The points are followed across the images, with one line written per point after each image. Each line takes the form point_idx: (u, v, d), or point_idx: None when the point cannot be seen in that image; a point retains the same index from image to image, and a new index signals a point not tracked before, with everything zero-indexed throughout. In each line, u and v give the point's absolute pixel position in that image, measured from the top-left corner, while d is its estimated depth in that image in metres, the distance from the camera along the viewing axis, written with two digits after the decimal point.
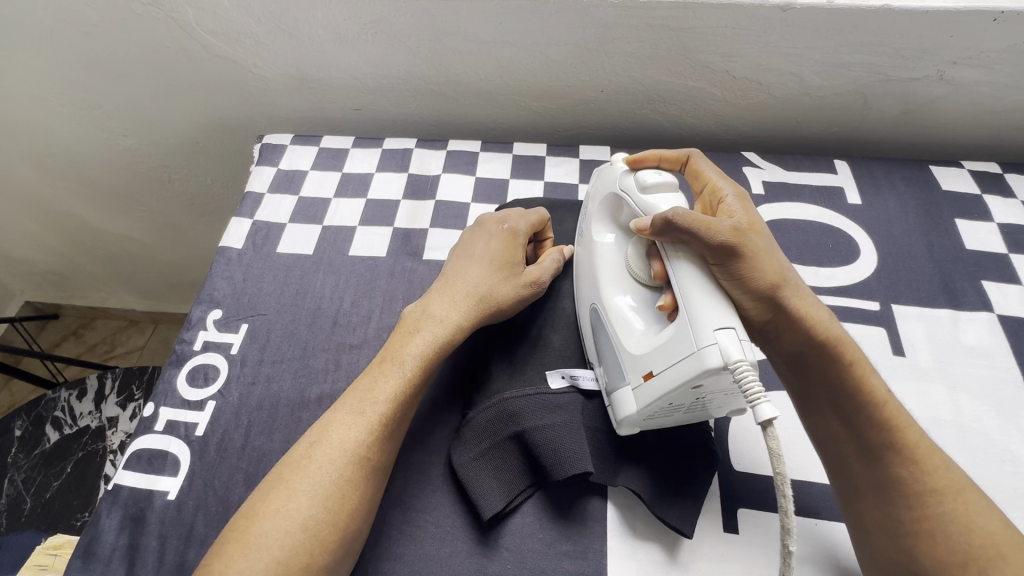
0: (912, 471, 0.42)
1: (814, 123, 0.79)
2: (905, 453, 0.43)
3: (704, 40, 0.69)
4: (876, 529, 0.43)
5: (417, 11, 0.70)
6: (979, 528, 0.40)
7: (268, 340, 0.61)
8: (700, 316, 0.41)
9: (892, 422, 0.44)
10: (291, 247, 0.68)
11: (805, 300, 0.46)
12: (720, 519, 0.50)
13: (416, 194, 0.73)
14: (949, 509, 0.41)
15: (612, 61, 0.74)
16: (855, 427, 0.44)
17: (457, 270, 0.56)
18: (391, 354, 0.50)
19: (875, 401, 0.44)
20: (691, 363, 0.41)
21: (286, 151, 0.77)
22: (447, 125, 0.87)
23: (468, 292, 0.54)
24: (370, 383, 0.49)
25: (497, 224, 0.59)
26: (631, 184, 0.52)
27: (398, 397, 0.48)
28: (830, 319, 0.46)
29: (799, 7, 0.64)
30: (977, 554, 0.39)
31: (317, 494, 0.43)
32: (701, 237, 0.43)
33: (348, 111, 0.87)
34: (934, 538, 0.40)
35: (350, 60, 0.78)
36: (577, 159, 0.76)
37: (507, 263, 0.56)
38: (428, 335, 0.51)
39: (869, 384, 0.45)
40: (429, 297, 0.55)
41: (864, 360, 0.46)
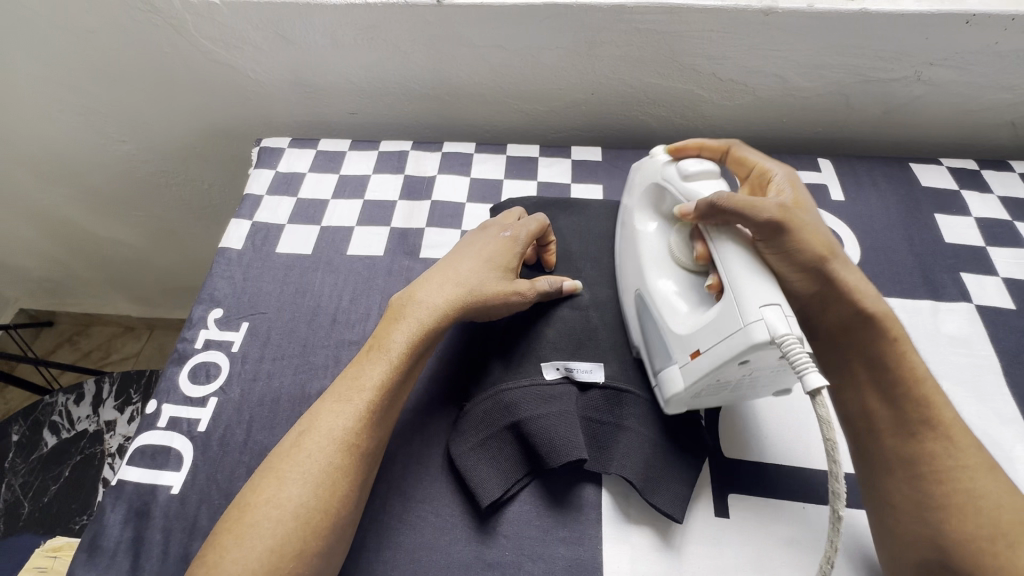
0: (946, 447, 0.45)
1: (797, 123, 0.81)
2: (940, 429, 0.45)
3: (690, 44, 0.72)
4: (902, 506, 0.45)
5: (411, 16, 0.71)
6: (1007, 506, 0.42)
7: (269, 337, 0.62)
8: (746, 293, 0.43)
9: (930, 399, 0.46)
10: (290, 246, 0.70)
11: (853, 277, 0.49)
12: (711, 504, 0.51)
13: (412, 195, 0.74)
14: (979, 486, 0.43)
15: (602, 64, 0.76)
16: (895, 399, 0.47)
17: (451, 264, 0.58)
18: (378, 342, 0.52)
19: (915, 375, 0.47)
20: (738, 339, 0.42)
21: (283, 154, 0.79)
22: (440, 127, 0.89)
23: (459, 282, 0.55)
24: (357, 372, 0.50)
25: (500, 230, 0.60)
26: (674, 174, 0.54)
27: (384, 384, 0.49)
28: (874, 295, 0.49)
29: (780, 11, 0.67)
30: (1004, 529, 0.41)
31: (308, 482, 0.44)
32: (748, 216, 0.46)
33: (343, 115, 0.88)
34: (963, 514, 0.42)
35: (346, 64, 0.79)
36: (568, 159, 0.77)
37: (500, 266, 0.57)
38: (413, 324, 0.52)
39: (907, 358, 0.47)
40: (420, 286, 0.56)
41: (905, 337, 0.48)
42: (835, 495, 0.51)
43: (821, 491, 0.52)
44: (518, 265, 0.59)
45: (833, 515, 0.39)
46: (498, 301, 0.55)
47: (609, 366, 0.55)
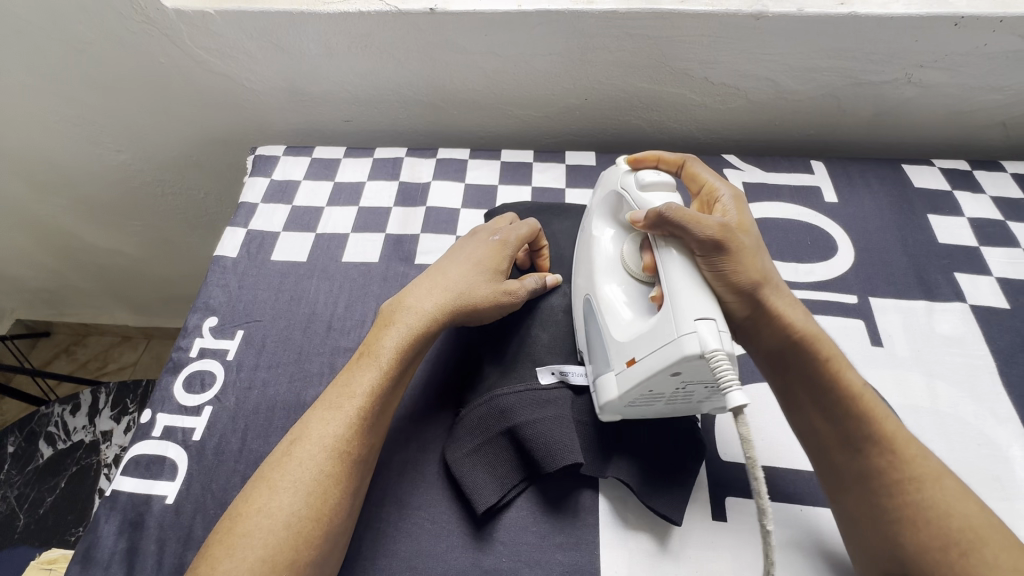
0: (891, 460, 0.44)
1: (790, 126, 0.82)
2: (883, 443, 0.45)
3: (682, 49, 0.72)
4: (863, 520, 0.45)
5: (405, 24, 0.72)
6: (959, 514, 0.41)
7: (264, 345, 0.62)
8: (683, 305, 0.43)
9: (873, 414, 0.46)
10: (285, 254, 0.70)
11: (784, 301, 0.49)
12: (709, 509, 0.51)
13: (407, 201, 0.74)
14: (928, 497, 0.42)
15: (595, 69, 0.76)
16: (839, 419, 0.46)
17: (442, 269, 0.58)
18: (369, 348, 0.52)
19: (853, 394, 0.46)
20: (670, 350, 0.42)
21: (278, 163, 0.79)
22: (436, 133, 0.89)
23: (449, 287, 0.55)
24: (347, 378, 0.50)
25: (491, 234, 0.61)
26: (630, 184, 0.53)
27: (375, 390, 0.49)
28: (807, 318, 0.49)
29: (771, 16, 0.67)
30: (957, 539, 0.40)
31: (299, 491, 0.44)
32: (691, 229, 0.46)
33: (339, 123, 0.89)
34: (915, 526, 0.42)
35: (340, 73, 0.80)
36: (563, 164, 0.77)
37: (491, 269, 0.57)
38: (404, 329, 0.52)
39: (845, 379, 0.47)
40: (406, 292, 0.56)
41: (842, 358, 0.48)
42: None
43: (818, 493, 0.52)
44: (509, 268, 0.59)
45: (762, 523, 0.39)
46: (490, 301, 0.55)
47: None
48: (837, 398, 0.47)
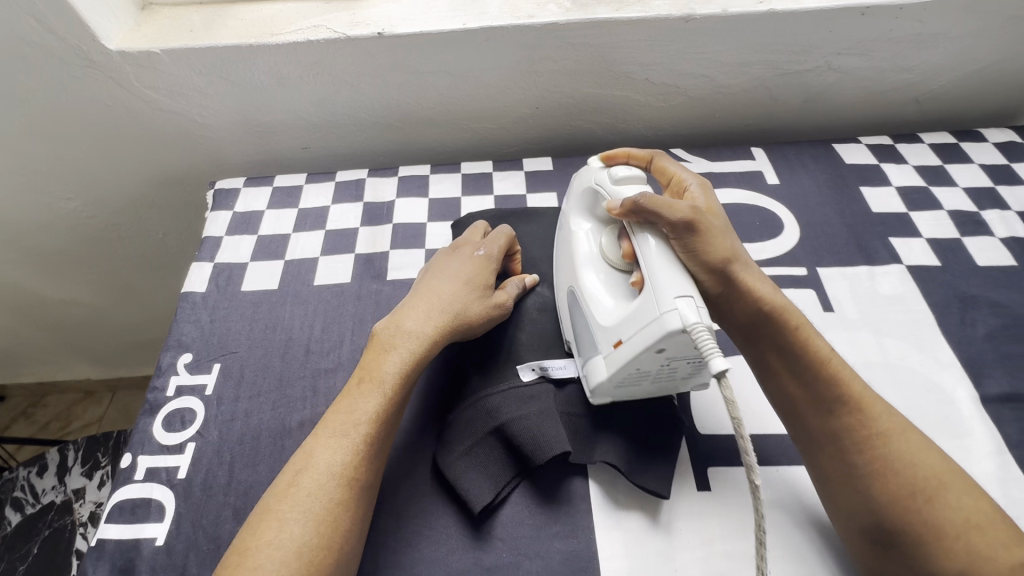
0: (859, 418, 0.48)
1: (730, 117, 0.87)
2: (852, 403, 0.48)
3: (622, 53, 0.77)
4: (837, 479, 0.48)
5: (356, 50, 0.75)
6: (922, 463, 0.46)
7: (243, 376, 0.62)
8: (664, 287, 0.46)
9: (841, 378, 0.49)
10: (256, 283, 0.69)
11: (751, 277, 0.51)
12: (694, 481, 0.53)
13: (373, 220, 0.75)
14: (893, 450, 0.46)
15: (542, 79, 0.80)
16: (811, 384, 0.49)
17: (432, 288, 0.58)
18: (370, 372, 0.52)
19: (821, 361, 0.50)
20: (654, 328, 0.45)
21: (239, 195, 0.79)
22: (395, 153, 0.91)
23: (444, 306, 0.56)
24: (350, 404, 0.50)
25: (472, 250, 0.62)
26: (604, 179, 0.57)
27: (378, 415, 0.50)
28: (773, 292, 0.52)
29: (699, 18, 0.73)
30: (923, 486, 0.45)
31: (308, 521, 0.44)
32: (662, 214, 0.49)
33: (296, 150, 0.90)
34: (884, 477, 0.46)
35: (295, 101, 0.82)
36: (522, 171, 0.80)
37: (480, 286, 0.58)
38: (403, 351, 0.53)
39: (812, 345, 0.50)
40: (398, 313, 0.57)
41: (809, 327, 0.51)
42: None
43: (790, 452, 0.55)
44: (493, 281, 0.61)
45: (752, 481, 0.42)
46: (483, 316, 0.57)
47: None
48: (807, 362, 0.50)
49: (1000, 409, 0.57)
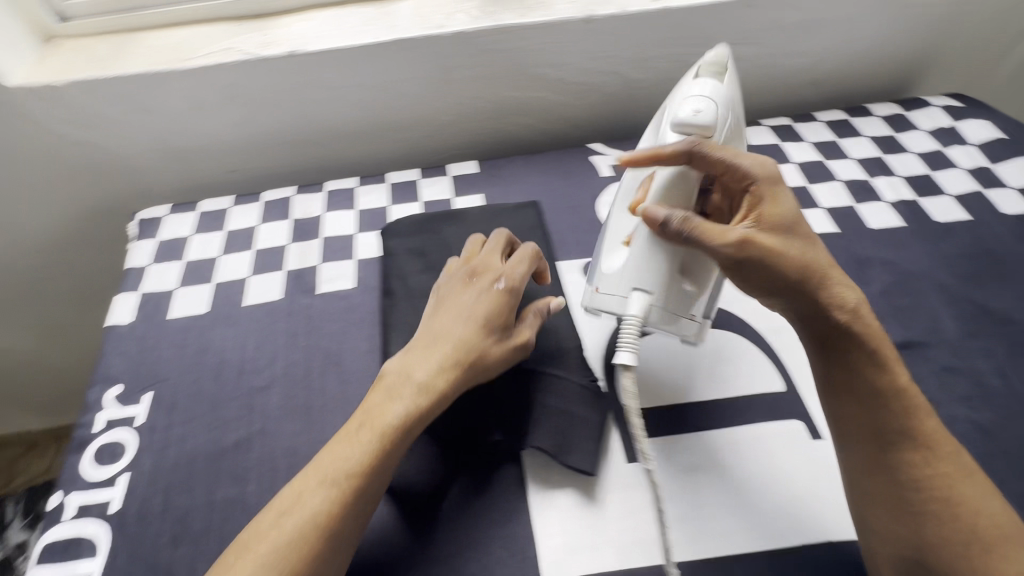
0: (925, 455, 0.46)
1: (644, 111, 0.91)
2: (921, 440, 0.46)
3: (532, 56, 0.80)
4: (884, 506, 0.46)
5: (271, 70, 0.76)
6: (985, 510, 0.44)
7: (174, 403, 0.61)
8: (634, 270, 0.52)
9: (916, 413, 0.47)
10: (184, 309, 0.69)
11: (837, 300, 0.49)
12: (622, 453, 0.56)
13: (302, 237, 0.75)
14: (958, 492, 0.45)
15: (460, 86, 0.83)
16: (881, 412, 0.47)
17: (445, 328, 0.55)
18: (372, 421, 0.50)
19: (899, 394, 0.47)
20: (609, 300, 0.53)
21: (163, 223, 0.78)
22: (323, 170, 0.91)
23: (454, 354, 0.53)
24: (345, 449, 0.49)
25: (491, 281, 0.58)
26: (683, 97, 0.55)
27: (370, 463, 0.48)
28: (859, 317, 0.49)
29: (599, 19, 0.77)
30: (981, 534, 0.43)
31: (273, 564, 0.43)
32: (706, 245, 0.49)
33: (222, 175, 0.89)
34: (941, 518, 0.44)
35: (216, 124, 0.82)
36: (447, 176, 0.82)
37: (493, 327, 0.55)
38: (407, 403, 0.50)
39: (893, 377, 0.48)
40: (410, 356, 0.54)
41: (892, 357, 0.49)
42: (721, 418, 0.58)
43: (709, 418, 0.59)
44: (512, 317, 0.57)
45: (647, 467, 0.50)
46: (495, 362, 0.54)
47: None
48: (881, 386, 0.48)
49: None
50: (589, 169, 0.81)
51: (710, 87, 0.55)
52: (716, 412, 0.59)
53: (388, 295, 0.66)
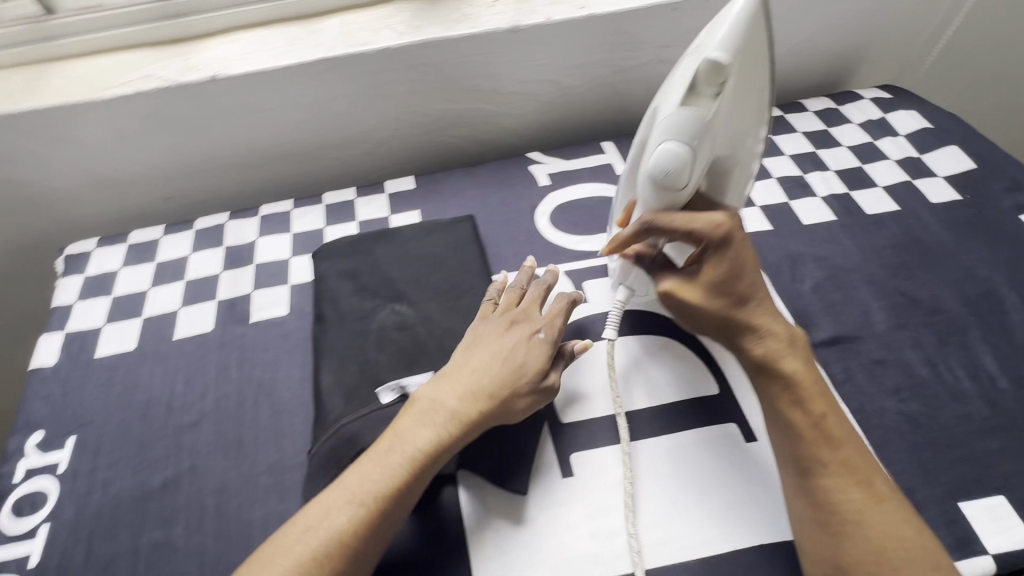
0: (838, 481, 0.44)
1: (584, 116, 0.91)
2: (836, 465, 0.45)
3: (463, 68, 0.80)
4: (807, 526, 0.45)
5: (194, 96, 0.74)
6: (898, 537, 0.42)
7: (100, 446, 0.59)
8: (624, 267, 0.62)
9: (835, 441, 0.46)
10: (111, 346, 0.67)
11: (762, 340, 0.50)
12: (557, 469, 0.56)
13: (235, 264, 0.74)
14: (869, 518, 0.43)
15: (393, 102, 0.82)
16: (799, 439, 0.47)
17: (481, 363, 0.54)
18: (399, 442, 0.50)
19: (816, 425, 0.47)
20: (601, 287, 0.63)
21: (91, 257, 0.76)
22: (261, 192, 0.89)
23: (486, 389, 0.53)
24: (372, 466, 0.49)
25: (531, 331, 0.57)
26: (654, 140, 0.50)
27: (399, 482, 0.48)
28: (785, 356, 0.49)
29: (525, 28, 0.77)
30: (890, 561, 0.41)
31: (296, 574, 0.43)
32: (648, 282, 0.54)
33: (156, 203, 0.87)
34: (853, 543, 0.42)
35: (143, 153, 0.79)
36: (384, 194, 0.81)
37: (527, 369, 0.54)
38: (439, 431, 0.50)
39: (811, 409, 0.47)
40: (446, 383, 0.54)
41: (823, 394, 0.48)
42: (657, 426, 0.58)
43: (645, 426, 0.58)
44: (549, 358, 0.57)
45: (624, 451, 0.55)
46: (523, 410, 0.54)
47: None
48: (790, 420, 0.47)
49: (827, 351, 0.62)
50: (527, 179, 0.81)
51: (685, 131, 0.48)
52: (652, 420, 0.59)
53: (319, 320, 0.64)
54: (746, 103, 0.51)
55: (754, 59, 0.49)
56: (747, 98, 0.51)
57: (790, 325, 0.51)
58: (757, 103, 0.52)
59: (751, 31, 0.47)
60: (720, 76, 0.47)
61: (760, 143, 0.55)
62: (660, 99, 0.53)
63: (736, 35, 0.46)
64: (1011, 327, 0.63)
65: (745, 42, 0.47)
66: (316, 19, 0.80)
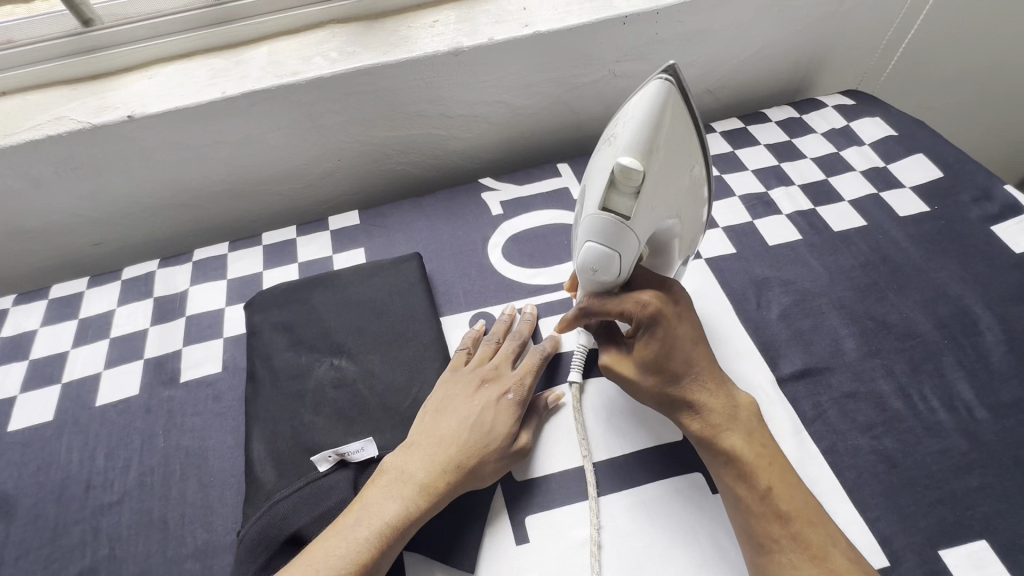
0: (792, 557, 0.43)
1: (538, 136, 0.87)
2: (788, 540, 0.43)
3: (404, 95, 0.75)
4: None
5: (110, 138, 0.69)
6: None
7: (8, 535, 0.54)
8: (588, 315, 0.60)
9: (786, 514, 0.44)
10: (25, 418, 0.61)
11: (702, 414, 0.50)
12: (512, 533, 0.51)
13: (164, 317, 0.68)
14: None
15: (331, 131, 0.76)
16: (749, 514, 0.45)
17: (442, 432, 0.51)
18: (363, 509, 0.47)
19: (764, 499, 0.45)
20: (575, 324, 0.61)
21: (8, 316, 0.70)
22: (201, 232, 0.84)
23: (451, 461, 0.49)
24: (334, 539, 0.45)
25: (501, 390, 0.54)
26: (580, 238, 0.48)
27: (365, 557, 0.44)
28: (727, 429, 0.49)
29: (467, 50, 0.72)
30: None
31: None
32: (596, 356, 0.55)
33: (85, 250, 0.81)
34: None
35: (61, 200, 0.74)
36: (327, 231, 0.76)
37: (493, 437, 0.50)
38: (407, 504, 0.47)
39: (758, 482, 0.46)
40: (412, 452, 0.50)
41: (768, 466, 0.47)
42: (619, 479, 0.54)
43: (606, 480, 0.54)
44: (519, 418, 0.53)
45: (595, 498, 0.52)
46: (492, 477, 0.50)
47: (382, 436, 0.54)
48: (737, 496, 0.46)
49: (797, 386, 0.58)
50: (478, 208, 0.77)
51: (605, 236, 0.46)
52: (613, 473, 0.55)
53: (251, 379, 0.59)
54: (673, 188, 0.46)
55: (672, 145, 0.44)
56: (675, 182, 0.46)
57: (732, 400, 0.51)
58: (691, 180, 0.47)
59: (664, 122, 0.42)
60: (633, 181, 0.42)
61: (702, 201, 0.50)
62: (586, 184, 0.49)
63: (646, 134, 0.42)
64: (986, 349, 0.60)
65: (660, 136, 0.42)
66: (244, 48, 0.75)
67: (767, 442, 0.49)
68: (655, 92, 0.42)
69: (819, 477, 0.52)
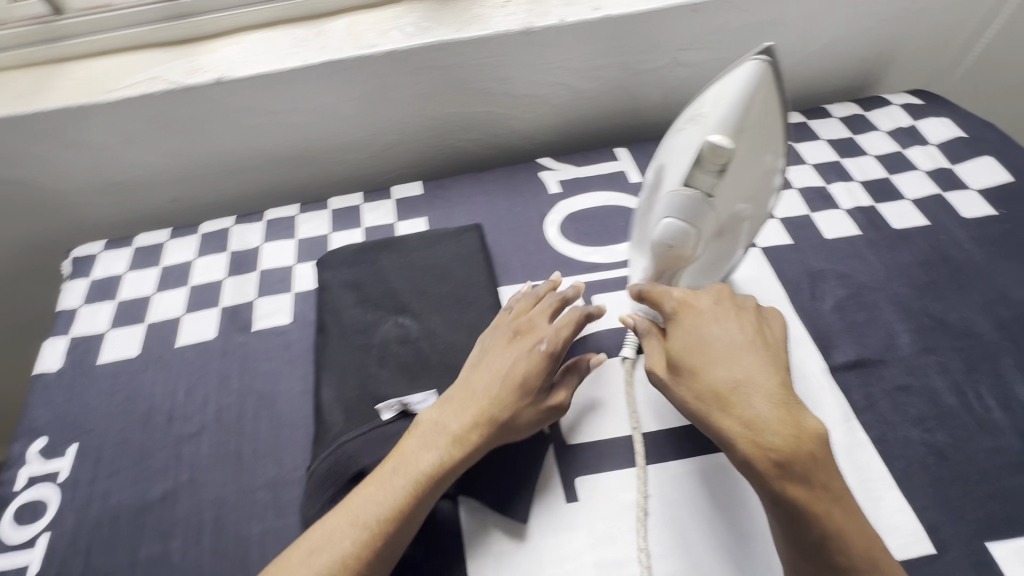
0: None
1: (597, 120, 0.89)
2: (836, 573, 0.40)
3: (473, 72, 0.78)
4: None
5: (200, 99, 0.73)
6: None
7: (101, 455, 0.59)
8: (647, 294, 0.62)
9: (839, 554, 0.40)
10: (114, 353, 0.66)
11: (754, 441, 0.42)
12: (563, 491, 0.54)
13: (239, 270, 0.73)
14: None
15: (401, 104, 0.80)
16: (800, 548, 0.42)
17: (478, 387, 0.53)
18: (401, 467, 0.49)
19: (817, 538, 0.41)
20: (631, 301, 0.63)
21: (97, 261, 0.76)
22: (269, 195, 0.88)
23: (484, 413, 0.51)
24: (371, 493, 0.47)
25: (535, 342, 0.55)
26: (660, 214, 0.50)
27: (397, 514, 0.46)
28: (785, 467, 0.41)
29: (538, 30, 0.74)
30: None
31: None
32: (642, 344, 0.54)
33: (164, 205, 0.86)
34: None
35: (149, 155, 0.79)
36: (391, 199, 0.79)
37: (523, 390, 0.52)
38: (441, 455, 0.49)
39: (816, 524, 0.40)
40: (448, 408, 0.52)
41: (828, 509, 0.41)
42: (667, 450, 0.56)
43: (654, 451, 0.56)
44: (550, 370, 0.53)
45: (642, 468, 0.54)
46: (527, 429, 0.52)
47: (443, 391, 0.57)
48: (789, 536, 0.42)
49: (849, 376, 0.59)
50: (537, 186, 0.79)
51: (686, 212, 0.48)
52: (662, 444, 0.57)
53: (321, 330, 0.63)
54: (756, 169, 0.48)
55: (759, 127, 0.46)
56: (757, 165, 0.48)
57: (795, 429, 0.42)
58: (770, 163, 0.49)
59: (755, 104, 0.44)
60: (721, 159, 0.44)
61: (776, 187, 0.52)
62: (665, 162, 0.51)
63: (738, 113, 0.44)
64: None
65: (751, 117, 0.44)
66: (323, 20, 0.78)
67: (832, 482, 0.42)
68: (750, 74, 0.44)
69: (869, 463, 0.53)
